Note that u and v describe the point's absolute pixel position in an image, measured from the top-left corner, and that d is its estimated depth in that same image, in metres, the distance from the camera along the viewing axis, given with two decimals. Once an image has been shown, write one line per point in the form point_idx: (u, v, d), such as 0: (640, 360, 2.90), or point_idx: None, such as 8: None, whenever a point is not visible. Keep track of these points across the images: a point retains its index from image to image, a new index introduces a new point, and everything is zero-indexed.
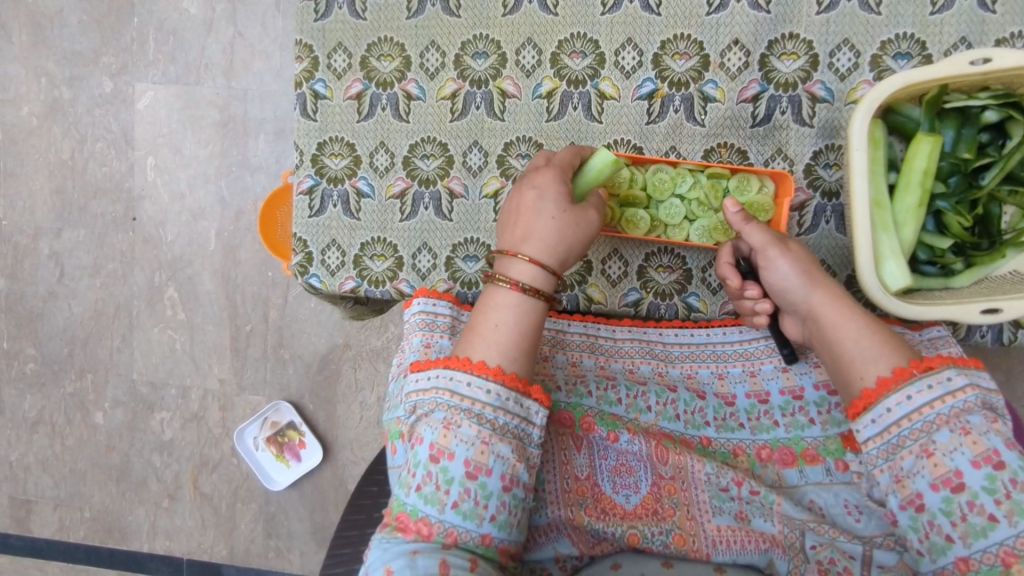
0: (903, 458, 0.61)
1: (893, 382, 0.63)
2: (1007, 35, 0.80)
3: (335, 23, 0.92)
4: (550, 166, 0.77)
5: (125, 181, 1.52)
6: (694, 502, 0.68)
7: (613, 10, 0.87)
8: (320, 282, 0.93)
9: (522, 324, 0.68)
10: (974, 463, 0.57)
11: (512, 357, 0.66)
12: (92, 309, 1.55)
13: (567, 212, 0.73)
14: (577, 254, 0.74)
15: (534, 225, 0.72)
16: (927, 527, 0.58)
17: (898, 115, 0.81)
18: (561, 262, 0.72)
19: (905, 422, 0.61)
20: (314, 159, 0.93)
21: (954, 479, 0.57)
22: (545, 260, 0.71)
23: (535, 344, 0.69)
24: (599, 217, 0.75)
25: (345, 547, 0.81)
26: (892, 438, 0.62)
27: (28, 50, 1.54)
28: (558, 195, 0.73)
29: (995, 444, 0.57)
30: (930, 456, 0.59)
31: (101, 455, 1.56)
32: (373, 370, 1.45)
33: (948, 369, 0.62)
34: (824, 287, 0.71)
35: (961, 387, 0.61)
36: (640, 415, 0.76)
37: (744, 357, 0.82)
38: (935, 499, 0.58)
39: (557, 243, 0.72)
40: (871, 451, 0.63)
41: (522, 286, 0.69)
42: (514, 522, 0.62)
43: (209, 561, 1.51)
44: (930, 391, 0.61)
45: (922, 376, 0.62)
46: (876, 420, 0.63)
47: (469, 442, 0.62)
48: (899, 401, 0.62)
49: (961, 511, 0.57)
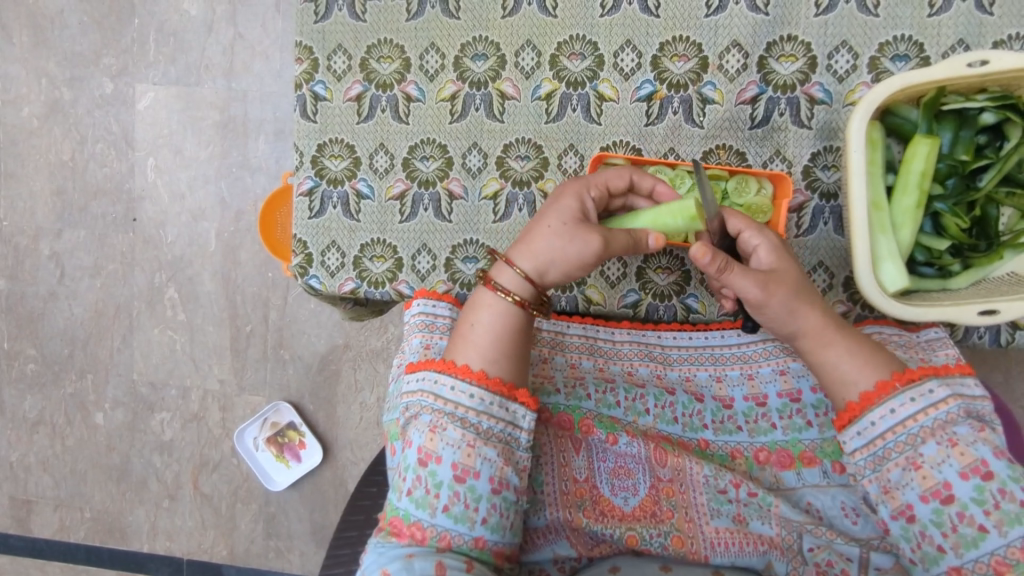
0: (890, 470, 0.63)
1: (876, 396, 0.64)
2: (1004, 37, 0.80)
3: (334, 25, 0.92)
4: (579, 179, 0.74)
5: (125, 182, 1.52)
6: (692, 504, 0.68)
7: (612, 13, 0.88)
8: (320, 283, 0.94)
9: (490, 332, 0.67)
10: (962, 475, 0.60)
11: (481, 356, 0.66)
12: (92, 310, 1.55)
13: (566, 225, 0.68)
14: (564, 273, 0.69)
15: (530, 230, 0.70)
16: (919, 537, 0.60)
17: (896, 116, 0.81)
18: (539, 273, 0.69)
19: (889, 434, 0.63)
20: (314, 161, 0.93)
21: (942, 491, 0.60)
22: (521, 265, 0.68)
23: (507, 351, 0.67)
24: (601, 238, 0.67)
25: (343, 548, 0.81)
26: (878, 450, 0.64)
27: (29, 51, 1.54)
28: (566, 208, 0.70)
29: (983, 455, 0.60)
30: (918, 469, 0.61)
31: (102, 455, 1.56)
32: (372, 370, 1.45)
33: (930, 381, 0.64)
34: (812, 312, 0.68)
35: (943, 399, 0.63)
36: (639, 418, 0.76)
37: (743, 359, 0.82)
38: (926, 510, 0.60)
39: (539, 251, 0.68)
40: (859, 462, 0.65)
41: (497, 286, 0.68)
42: (506, 525, 0.63)
43: (209, 561, 1.52)
44: (914, 403, 0.63)
45: (905, 389, 0.64)
46: (862, 432, 0.65)
47: (455, 445, 0.62)
48: (884, 414, 0.64)
49: (951, 522, 0.59)
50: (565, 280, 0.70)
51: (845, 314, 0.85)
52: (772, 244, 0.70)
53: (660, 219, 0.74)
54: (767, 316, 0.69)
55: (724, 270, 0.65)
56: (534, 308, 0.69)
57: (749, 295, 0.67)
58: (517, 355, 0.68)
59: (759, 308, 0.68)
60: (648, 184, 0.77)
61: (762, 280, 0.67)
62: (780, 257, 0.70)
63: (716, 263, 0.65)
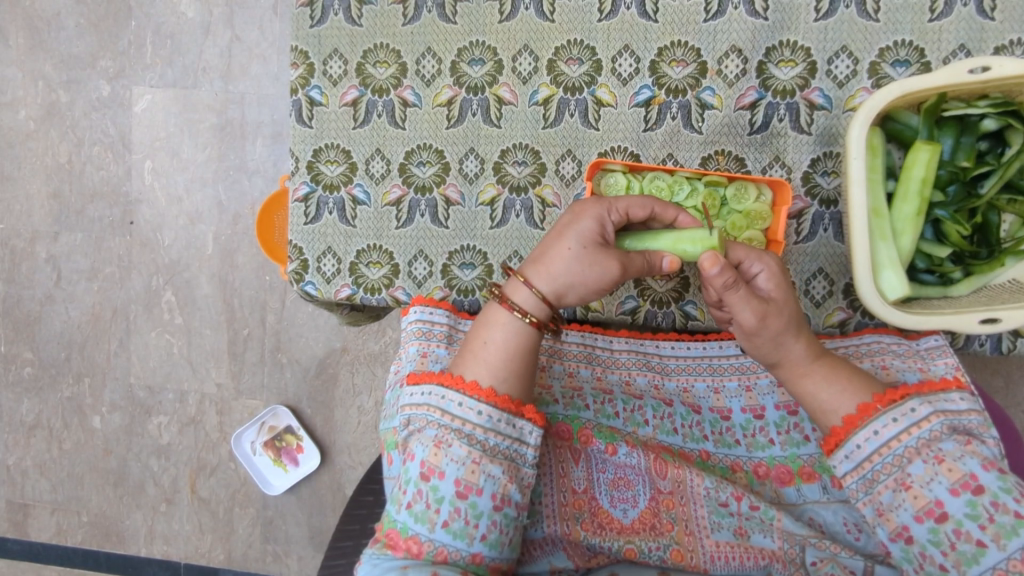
0: (882, 492, 0.62)
1: (859, 419, 0.64)
2: (1006, 42, 0.79)
3: (330, 29, 0.92)
4: (599, 200, 0.70)
5: (122, 186, 1.51)
6: (693, 517, 0.68)
7: (609, 18, 0.87)
8: (315, 289, 0.93)
9: (503, 351, 0.66)
10: (953, 491, 0.58)
11: (492, 375, 0.65)
12: (90, 313, 1.54)
13: (588, 249, 0.66)
14: (581, 297, 0.68)
15: (548, 248, 0.67)
16: (920, 558, 0.59)
17: (897, 122, 0.80)
18: (557, 296, 0.67)
19: (876, 456, 0.63)
20: (310, 166, 0.92)
21: (935, 509, 0.59)
22: (539, 286, 0.67)
23: (519, 370, 0.66)
24: (620, 264, 0.67)
25: (339, 558, 0.80)
26: (867, 472, 0.63)
27: (25, 54, 1.53)
28: (585, 228, 0.68)
29: (971, 469, 0.59)
30: (908, 489, 0.60)
31: (99, 459, 1.55)
32: (371, 374, 1.45)
33: (911, 400, 0.64)
34: (802, 342, 0.68)
35: (925, 417, 0.63)
36: (638, 429, 0.76)
37: (740, 370, 0.81)
38: (923, 531, 0.59)
39: (558, 274, 0.66)
40: (851, 485, 0.64)
41: (512, 306, 0.66)
42: (505, 541, 0.62)
43: (207, 565, 1.51)
44: (896, 424, 0.63)
45: (886, 411, 0.64)
46: (849, 456, 0.64)
47: (459, 461, 0.61)
48: (868, 436, 0.63)
49: (949, 539, 0.58)
50: (581, 302, 0.69)
51: (844, 321, 0.84)
52: (773, 271, 0.69)
53: (680, 242, 0.71)
54: (754, 343, 0.68)
55: (728, 289, 0.64)
56: (546, 327, 0.67)
57: (744, 320, 0.66)
58: (528, 373, 0.67)
59: (749, 334, 0.67)
60: (671, 215, 0.73)
61: (762, 305, 0.66)
62: (779, 285, 0.69)
63: (723, 278, 0.63)
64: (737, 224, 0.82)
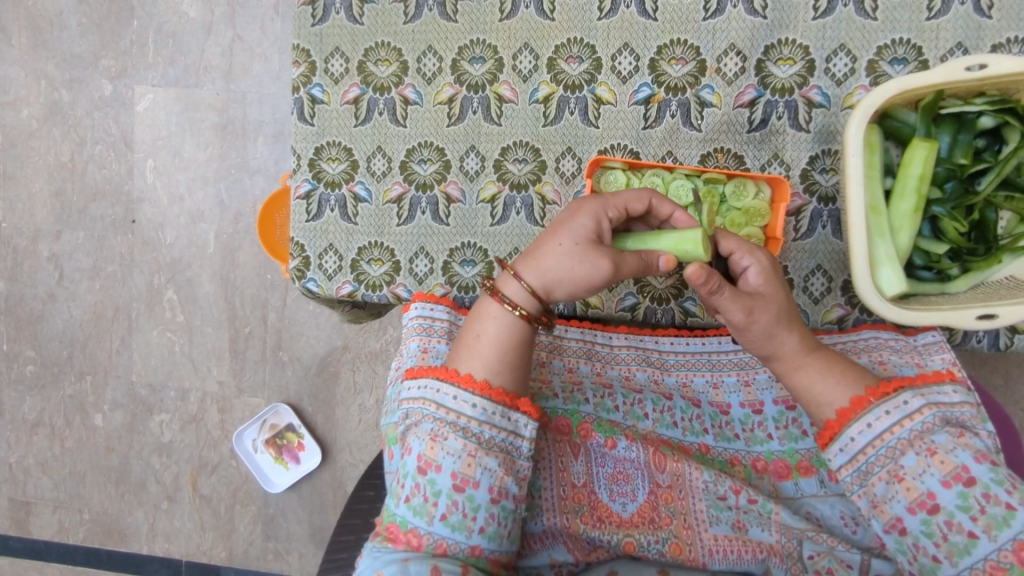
0: (875, 484, 0.62)
1: (852, 412, 0.65)
2: (1003, 41, 0.80)
3: (332, 27, 0.92)
4: (597, 197, 0.70)
5: (125, 184, 1.52)
6: (691, 510, 0.69)
7: (609, 16, 0.87)
8: (317, 286, 0.93)
9: (496, 344, 0.67)
10: (945, 483, 0.59)
11: (484, 367, 0.66)
12: (92, 311, 1.55)
13: (580, 246, 0.66)
14: (570, 293, 0.68)
15: (541, 243, 0.68)
16: (913, 549, 0.60)
17: (894, 120, 0.81)
18: (546, 291, 0.67)
19: (870, 449, 0.63)
20: (312, 164, 0.93)
21: (927, 501, 0.59)
22: (528, 279, 0.67)
23: (509, 363, 0.67)
24: (611, 263, 0.66)
25: (341, 552, 0.81)
26: (862, 465, 0.64)
27: (27, 54, 1.54)
28: (580, 226, 0.67)
29: (963, 460, 0.59)
30: (902, 481, 0.61)
31: (101, 456, 1.56)
32: (371, 372, 1.45)
33: (903, 392, 0.64)
34: (797, 334, 0.68)
35: (917, 409, 0.63)
36: (638, 422, 0.77)
37: (739, 366, 0.81)
38: (916, 522, 0.60)
39: (547, 269, 0.67)
40: (846, 479, 0.65)
41: (503, 298, 0.67)
42: (504, 533, 0.63)
43: (207, 563, 1.51)
44: (889, 416, 0.63)
45: (879, 403, 0.64)
46: (844, 449, 0.65)
47: (455, 454, 0.62)
48: (861, 429, 0.64)
49: (941, 531, 0.58)
50: (571, 299, 0.69)
51: (843, 317, 0.85)
52: (763, 266, 0.69)
53: (682, 242, 0.69)
54: (745, 338, 0.69)
55: (715, 294, 0.64)
56: (536, 321, 0.68)
57: (732, 318, 0.67)
58: (519, 365, 0.67)
59: (739, 330, 0.68)
60: (667, 210, 0.74)
61: (750, 304, 0.66)
62: (769, 281, 0.68)
63: (710, 286, 0.63)
64: (735, 220, 0.83)
